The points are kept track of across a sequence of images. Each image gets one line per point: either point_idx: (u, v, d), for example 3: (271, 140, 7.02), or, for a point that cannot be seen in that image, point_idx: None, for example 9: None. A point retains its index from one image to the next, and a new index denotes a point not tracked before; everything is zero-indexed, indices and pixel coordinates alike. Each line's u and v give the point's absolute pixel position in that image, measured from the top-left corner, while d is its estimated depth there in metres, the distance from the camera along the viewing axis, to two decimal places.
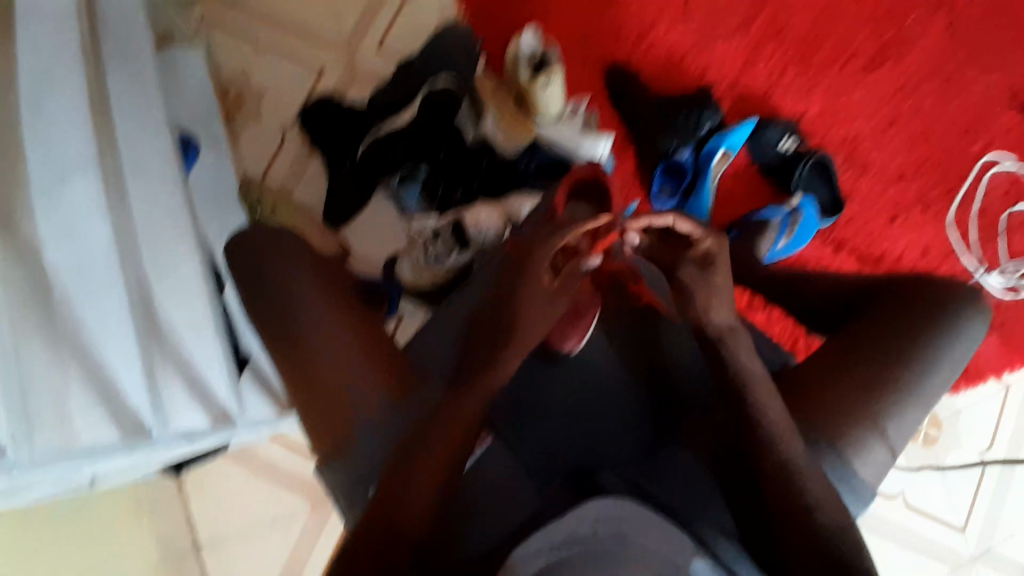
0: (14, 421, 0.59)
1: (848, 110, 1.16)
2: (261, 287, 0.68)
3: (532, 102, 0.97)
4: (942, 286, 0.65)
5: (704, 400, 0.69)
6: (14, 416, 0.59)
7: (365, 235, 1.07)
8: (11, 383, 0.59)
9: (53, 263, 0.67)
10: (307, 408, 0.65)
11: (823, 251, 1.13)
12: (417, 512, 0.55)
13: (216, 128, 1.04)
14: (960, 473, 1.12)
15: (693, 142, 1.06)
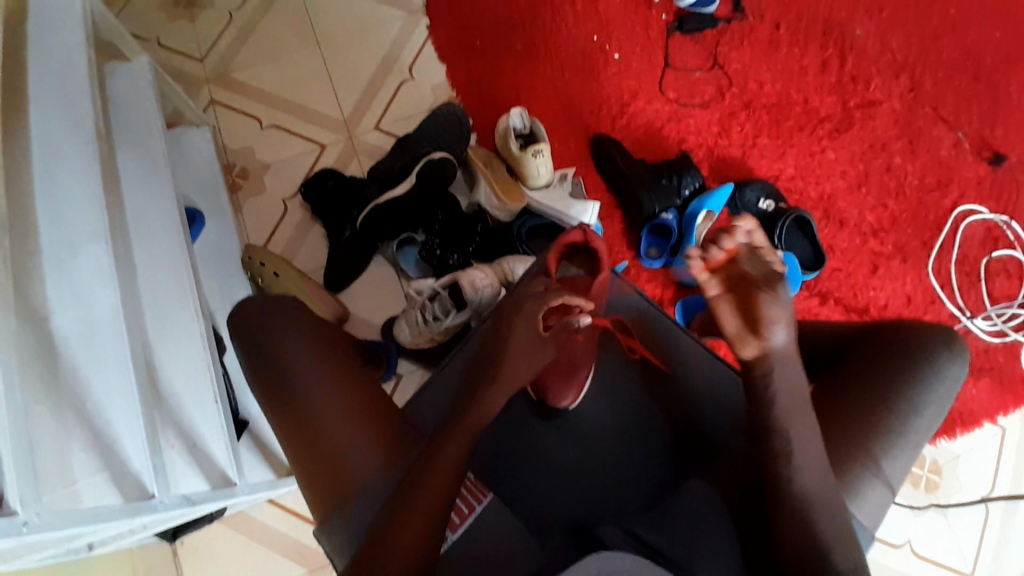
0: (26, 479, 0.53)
1: (822, 170, 1.23)
2: (256, 347, 0.69)
3: (522, 170, 1.05)
4: (921, 326, 0.68)
5: (714, 453, 0.72)
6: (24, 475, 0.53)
7: (362, 298, 1.10)
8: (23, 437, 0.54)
9: (60, 325, 0.66)
10: (301, 466, 0.65)
11: (810, 303, 1.16)
12: (399, 574, 0.56)
13: (220, 200, 1.09)
14: (967, 519, 1.11)
15: (676, 203, 1.12)
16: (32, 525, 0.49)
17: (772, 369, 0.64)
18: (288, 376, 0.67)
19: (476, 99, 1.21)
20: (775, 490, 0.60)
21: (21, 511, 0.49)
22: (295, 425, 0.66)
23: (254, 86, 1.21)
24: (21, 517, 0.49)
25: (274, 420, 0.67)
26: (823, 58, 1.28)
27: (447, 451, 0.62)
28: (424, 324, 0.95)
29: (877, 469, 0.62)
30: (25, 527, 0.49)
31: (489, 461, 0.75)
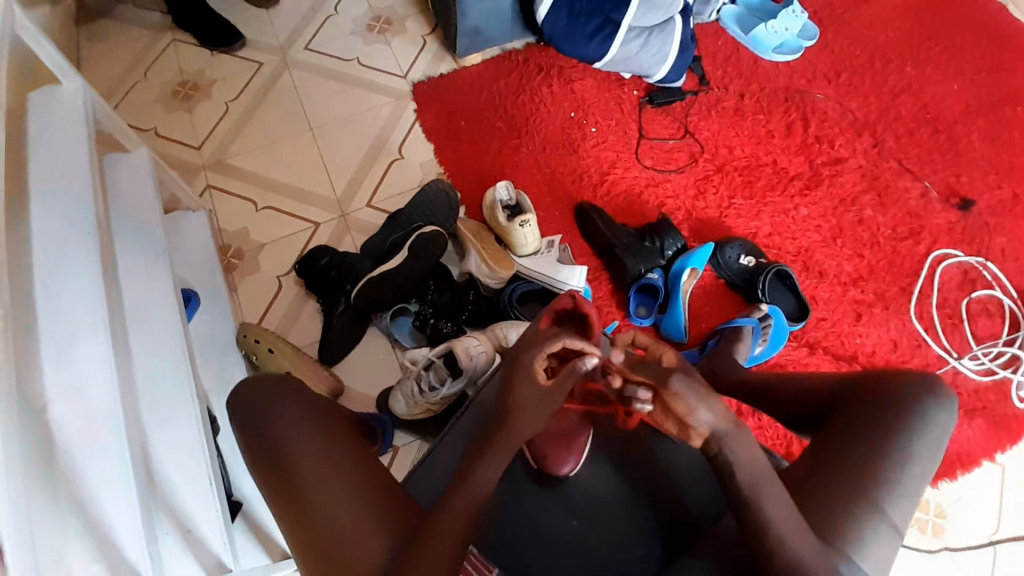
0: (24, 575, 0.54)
1: (797, 226, 1.29)
2: (250, 423, 0.69)
3: (511, 240, 1.09)
4: (902, 373, 0.70)
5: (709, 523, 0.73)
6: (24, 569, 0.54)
7: (356, 371, 1.10)
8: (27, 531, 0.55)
9: (57, 415, 0.67)
10: (300, 543, 0.63)
11: (799, 353, 1.17)
12: None
13: (216, 280, 1.10)
14: (980, 561, 1.08)
15: (660, 263, 1.16)
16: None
17: (727, 447, 0.60)
18: (285, 455, 0.66)
19: (463, 175, 1.26)
20: (767, 562, 0.58)
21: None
22: (293, 505, 0.64)
23: (250, 171, 1.26)
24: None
25: (271, 502, 0.66)
26: (787, 123, 1.37)
27: (449, 526, 0.61)
28: (420, 394, 0.95)
29: (883, 519, 0.61)
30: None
31: (499, 535, 0.73)
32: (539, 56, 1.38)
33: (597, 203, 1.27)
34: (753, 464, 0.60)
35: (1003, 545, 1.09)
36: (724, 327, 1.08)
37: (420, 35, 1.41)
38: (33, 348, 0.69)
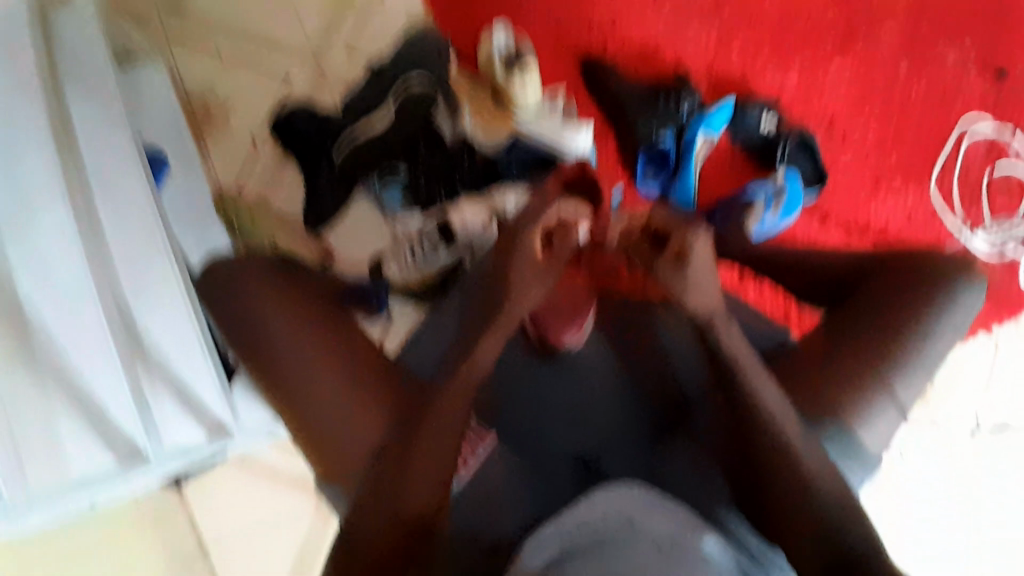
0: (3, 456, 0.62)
1: (825, 84, 1.16)
2: (228, 312, 0.67)
3: (513, 100, 0.97)
4: (933, 252, 0.67)
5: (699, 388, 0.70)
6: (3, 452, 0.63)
7: (348, 238, 1.05)
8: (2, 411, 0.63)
9: (37, 300, 0.68)
10: (295, 424, 0.64)
11: (810, 224, 1.12)
12: (406, 515, 0.57)
13: (183, 141, 1.00)
14: (955, 425, 1.10)
15: (675, 124, 1.06)
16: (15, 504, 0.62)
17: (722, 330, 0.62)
18: (274, 345, 0.65)
19: (453, 20, 1.11)
20: (757, 436, 0.58)
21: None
22: (282, 391, 0.64)
23: (209, 13, 1.09)
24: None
25: (265, 388, 0.65)
26: None
27: (449, 412, 0.60)
28: (414, 262, 0.93)
29: (891, 394, 0.62)
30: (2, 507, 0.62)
31: (497, 401, 0.73)
32: None
33: (606, 56, 1.13)
34: (748, 354, 0.61)
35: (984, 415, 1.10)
36: (737, 196, 1.02)
37: None
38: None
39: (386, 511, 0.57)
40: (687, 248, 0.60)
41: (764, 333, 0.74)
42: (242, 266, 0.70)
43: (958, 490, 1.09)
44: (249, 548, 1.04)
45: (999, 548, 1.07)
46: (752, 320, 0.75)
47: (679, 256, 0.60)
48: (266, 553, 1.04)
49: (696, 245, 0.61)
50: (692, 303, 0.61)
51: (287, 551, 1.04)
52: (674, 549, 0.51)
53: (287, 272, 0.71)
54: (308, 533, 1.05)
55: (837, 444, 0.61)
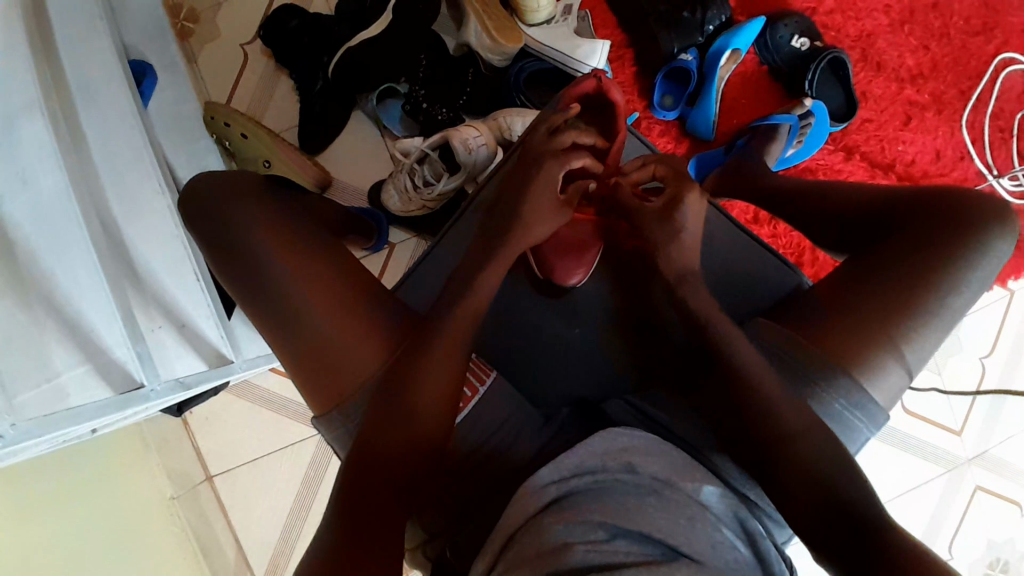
0: None
1: (862, 4, 1.08)
2: (216, 234, 0.64)
3: (522, 6, 0.88)
4: (971, 199, 0.61)
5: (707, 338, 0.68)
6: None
7: (345, 161, 1.00)
8: None
9: (12, 215, 0.59)
10: (287, 353, 0.62)
11: (835, 158, 1.05)
12: (411, 446, 0.57)
13: (171, 49, 0.94)
14: (961, 385, 1.05)
15: (697, 43, 0.98)
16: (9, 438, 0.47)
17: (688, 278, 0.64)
18: (262, 265, 0.61)
19: None
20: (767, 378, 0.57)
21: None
22: (273, 318, 0.61)
23: None
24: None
25: (251, 311, 0.62)
26: None
27: (452, 343, 0.59)
28: (414, 189, 0.86)
29: (901, 349, 0.58)
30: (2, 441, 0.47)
31: (497, 339, 0.71)
32: None
33: None
34: (714, 309, 0.62)
35: (992, 370, 1.05)
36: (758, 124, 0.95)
37: None
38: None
39: (382, 438, 0.56)
40: (682, 207, 0.64)
41: (780, 272, 0.71)
42: (228, 181, 0.66)
43: (961, 452, 1.04)
44: (255, 476, 1.06)
45: (996, 511, 1.04)
46: (766, 257, 0.72)
47: (668, 209, 0.65)
48: (270, 481, 1.06)
49: (692, 205, 0.65)
50: (671, 260, 0.65)
51: (290, 478, 1.06)
52: (676, 495, 0.50)
53: (274, 190, 0.67)
54: (309, 464, 1.06)
55: (844, 391, 0.58)
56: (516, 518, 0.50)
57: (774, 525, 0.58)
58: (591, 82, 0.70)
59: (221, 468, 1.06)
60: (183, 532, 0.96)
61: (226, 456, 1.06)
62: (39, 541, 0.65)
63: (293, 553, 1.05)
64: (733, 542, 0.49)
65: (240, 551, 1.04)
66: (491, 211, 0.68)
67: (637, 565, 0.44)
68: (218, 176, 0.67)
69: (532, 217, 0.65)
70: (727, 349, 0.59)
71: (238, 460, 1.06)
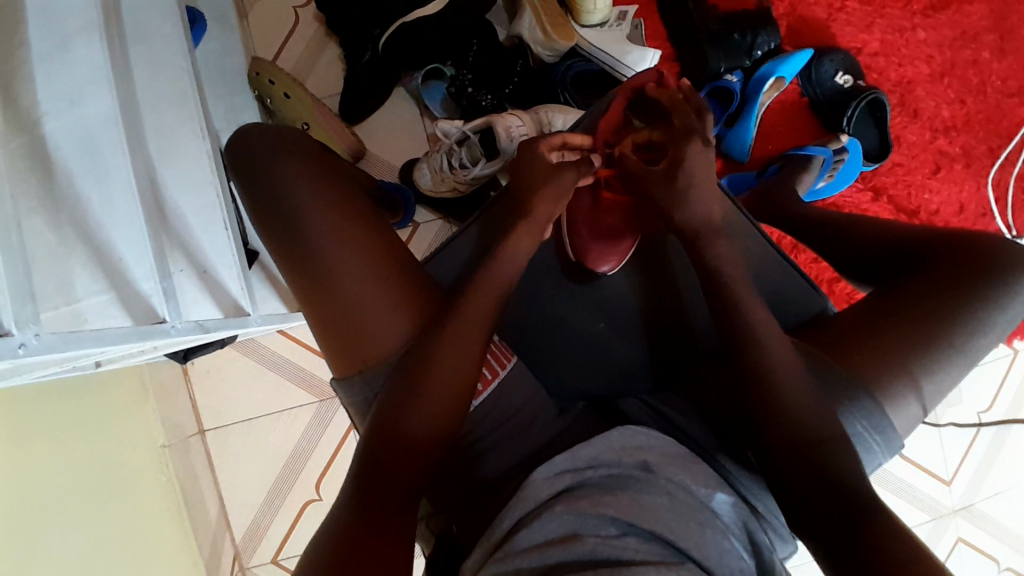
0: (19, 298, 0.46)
1: (906, 50, 1.08)
2: (267, 194, 0.63)
3: (578, 5, 0.90)
4: (997, 243, 0.62)
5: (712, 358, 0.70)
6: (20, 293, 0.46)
7: (383, 135, 1.02)
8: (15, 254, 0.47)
9: (50, 131, 0.60)
10: (320, 321, 0.62)
11: (862, 197, 1.06)
12: (422, 439, 0.57)
13: (225, 4, 0.95)
14: (956, 435, 1.06)
15: (744, 66, 0.99)
16: (31, 348, 0.45)
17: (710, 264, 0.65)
18: (317, 242, 0.61)
19: None
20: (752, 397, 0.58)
21: (17, 332, 0.44)
22: (312, 286, 0.62)
23: None
24: (16, 338, 0.44)
25: (296, 286, 0.63)
26: None
27: (463, 343, 0.60)
28: (449, 170, 0.87)
29: (923, 379, 0.59)
30: (23, 349, 0.44)
31: (516, 325, 0.72)
32: None
33: None
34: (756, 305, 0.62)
35: (988, 424, 1.06)
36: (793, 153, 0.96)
37: None
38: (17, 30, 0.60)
39: (395, 430, 0.57)
40: (686, 165, 0.67)
41: (803, 298, 0.71)
42: (277, 136, 0.66)
43: (948, 501, 1.05)
44: (248, 436, 1.07)
45: (974, 564, 1.05)
46: (794, 278, 0.72)
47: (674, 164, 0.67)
48: (266, 442, 1.07)
49: (697, 156, 0.67)
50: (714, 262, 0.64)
51: (283, 439, 1.07)
52: (687, 499, 0.52)
53: (327, 157, 0.66)
54: (302, 432, 1.07)
55: (859, 415, 0.58)
56: (527, 503, 0.52)
57: (778, 539, 0.59)
58: (647, 77, 0.74)
59: (216, 426, 1.06)
60: (170, 481, 0.92)
61: (223, 410, 1.07)
62: (42, 463, 0.65)
63: (278, 513, 1.06)
64: (739, 552, 0.50)
65: (222, 509, 1.04)
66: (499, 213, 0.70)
67: (647, 563, 0.45)
68: (269, 129, 0.66)
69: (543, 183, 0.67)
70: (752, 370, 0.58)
71: (234, 416, 1.07)
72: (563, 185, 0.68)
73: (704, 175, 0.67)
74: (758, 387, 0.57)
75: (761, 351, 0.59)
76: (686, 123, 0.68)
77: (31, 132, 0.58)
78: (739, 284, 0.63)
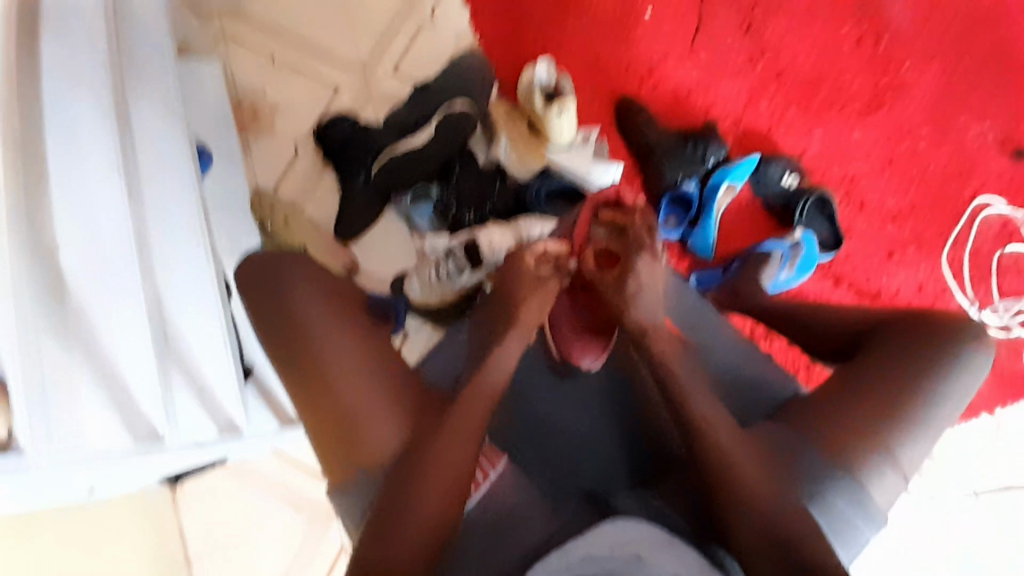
0: None
1: (847, 151, 1.20)
2: (272, 312, 0.69)
3: (547, 131, 1.01)
4: (946, 318, 0.67)
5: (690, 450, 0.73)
6: None
7: (374, 251, 1.09)
8: None
9: (69, 262, 0.64)
10: (318, 428, 0.65)
11: (823, 285, 1.14)
12: (416, 545, 0.58)
13: (229, 141, 1.04)
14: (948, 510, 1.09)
15: (699, 173, 1.10)
16: None
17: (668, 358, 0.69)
18: (319, 357, 0.66)
19: (501, 45, 1.15)
20: (724, 486, 0.62)
21: None
22: (311, 394, 0.65)
23: (266, 21, 1.15)
24: None
25: (298, 400, 0.66)
26: (859, 34, 1.23)
27: (454, 448, 0.62)
28: (437, 281, 0.94)
29: (895, 451, 0.62)
30: None
31: (507, 428, 0.75)
32: None
33: (641, 100, 1.18)
34: (711, 404, 0.66)
35: (983, 489, 1.12)
36: (753, 249, 1.04)
37: None
38: (42, 178, 0.63)
39: (387, 536, 0.58)
40: (635, 274, 0.71)
41: (777, 385, 0.75)
42: (284, 258, 0.72)
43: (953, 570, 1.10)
44: (241, 560, 1.05)
45: None
46: (767, 365, 0.77)
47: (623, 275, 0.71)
48: (258, 566, 1.05)
49: (646, 268, 0.71)
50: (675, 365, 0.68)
51: (278, 561, 1.05)
52: None
53: (327, 275, 0.72)
54: (297, 552, 1.05)
55: (838, 490, 0.61)
56: None
57: None
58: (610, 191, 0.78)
59: (201, 553, 1.05)
60: None
61: (211, 535, 1.05)
62: None
63: None
64: None
65: None
66: (484, 325, 0.75)
67: None
68: (278, 252, 0.73)
69: (526, 292, 0.73)
70: (726, 462, 0.63)
71: (222, 540, 1.05)
72: (541, 291, 0.73)
73: (653, 284, 0.71)
74: (728, 471, 0.62)
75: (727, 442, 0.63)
76: (637, 237, 0.72)
77: (50, 263, 0.62)
78: (698, 381, 0.68)
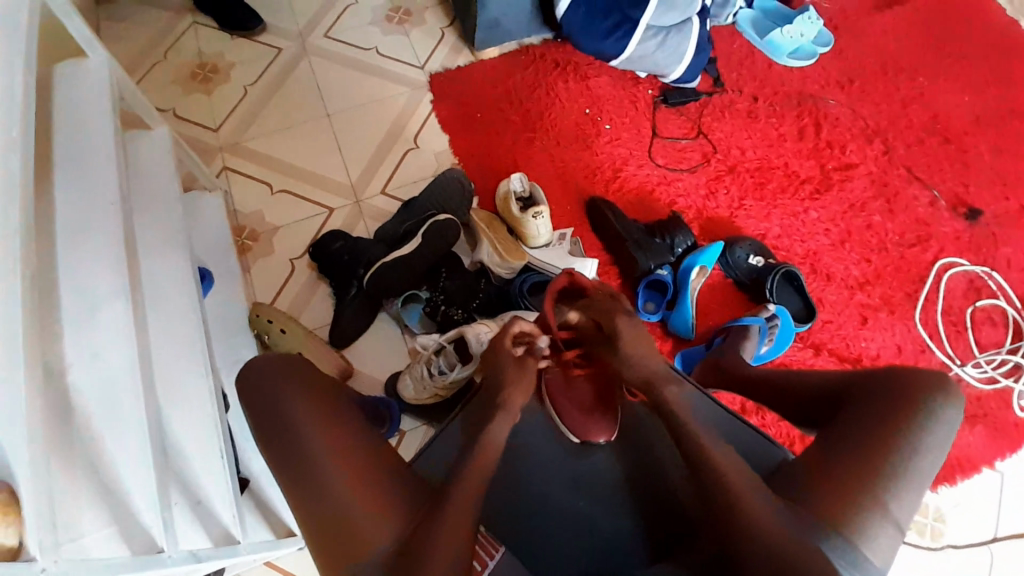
0: (43, 528, 0.48)
1: (805, 229, 1.29)
2: (267, 414, 0.70)
3: (525, 232, 1.11)
4: (913, 373, 0.70)
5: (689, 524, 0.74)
6: (44, 523, 0.48)
7: (368, 355, 1.13)
8: (45, 500, 0.48)
9: (75, 383, 0.65)
10: (313, 527, 0.66)
11: (804, 354, 1.19)
12: None
13: (228, 262, 1.11)
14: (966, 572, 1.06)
15: (670, 260, 1.18)
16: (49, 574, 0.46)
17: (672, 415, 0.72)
18: (313, 455, 0.67)
19: (480, 165, 1.28)
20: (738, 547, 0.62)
21: (40, 558, 0.46)
22: (306, 493, 0.66)
23: (265, 156, 1.27)
24: (38, 563, 0.45)
25: (294, 502, 0.67)
26: (799, 127, 1.37)
27: (452, 533, 0.62)
28: (430, 378, 0.97)
29: (882, 509, 0.63)
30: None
31: (504, 517, 0.76)
32: (556, 52, 1.39)
33: (609, 198, 1.28)
34: (723, 459, 0.67)
35: (1000, 547, 1.09)
36: (732, 325, 1.10)
37: (438, 28, 1.41)
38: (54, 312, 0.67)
39: None
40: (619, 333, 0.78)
41: (763, 453, 0.77)
42: (282, 361, 0.75)
43: None
44: None
45: None
46: (752, 436, 0.79)
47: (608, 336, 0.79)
48: None
49: (625, 327, 0.79)
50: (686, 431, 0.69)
51: None
52: None
53: (321, 377, 0.75)
54: None
55: (833, 551, 0.61)
56: None
57: None
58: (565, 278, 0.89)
59: None
60: None
61: None
62: None
63: None
64: None
65: None
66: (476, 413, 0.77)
67: None
68: (281, 356, 0.76)
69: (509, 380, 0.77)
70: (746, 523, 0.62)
71: None
72: (526, 375, 0.78)
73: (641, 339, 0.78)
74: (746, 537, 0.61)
75: (736, 503, 0.63)
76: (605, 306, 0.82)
77: (57, 384, 0.64)
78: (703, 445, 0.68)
